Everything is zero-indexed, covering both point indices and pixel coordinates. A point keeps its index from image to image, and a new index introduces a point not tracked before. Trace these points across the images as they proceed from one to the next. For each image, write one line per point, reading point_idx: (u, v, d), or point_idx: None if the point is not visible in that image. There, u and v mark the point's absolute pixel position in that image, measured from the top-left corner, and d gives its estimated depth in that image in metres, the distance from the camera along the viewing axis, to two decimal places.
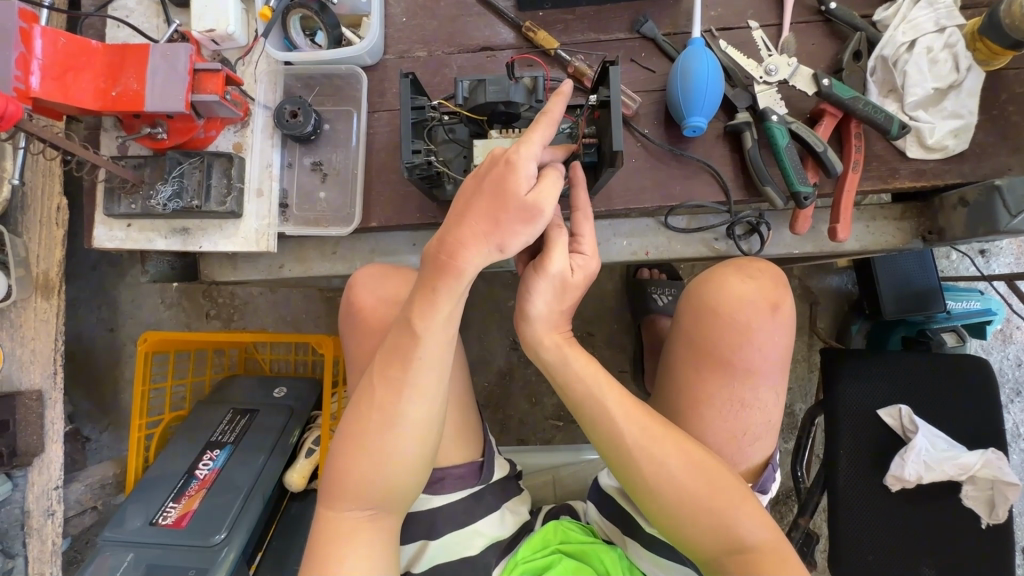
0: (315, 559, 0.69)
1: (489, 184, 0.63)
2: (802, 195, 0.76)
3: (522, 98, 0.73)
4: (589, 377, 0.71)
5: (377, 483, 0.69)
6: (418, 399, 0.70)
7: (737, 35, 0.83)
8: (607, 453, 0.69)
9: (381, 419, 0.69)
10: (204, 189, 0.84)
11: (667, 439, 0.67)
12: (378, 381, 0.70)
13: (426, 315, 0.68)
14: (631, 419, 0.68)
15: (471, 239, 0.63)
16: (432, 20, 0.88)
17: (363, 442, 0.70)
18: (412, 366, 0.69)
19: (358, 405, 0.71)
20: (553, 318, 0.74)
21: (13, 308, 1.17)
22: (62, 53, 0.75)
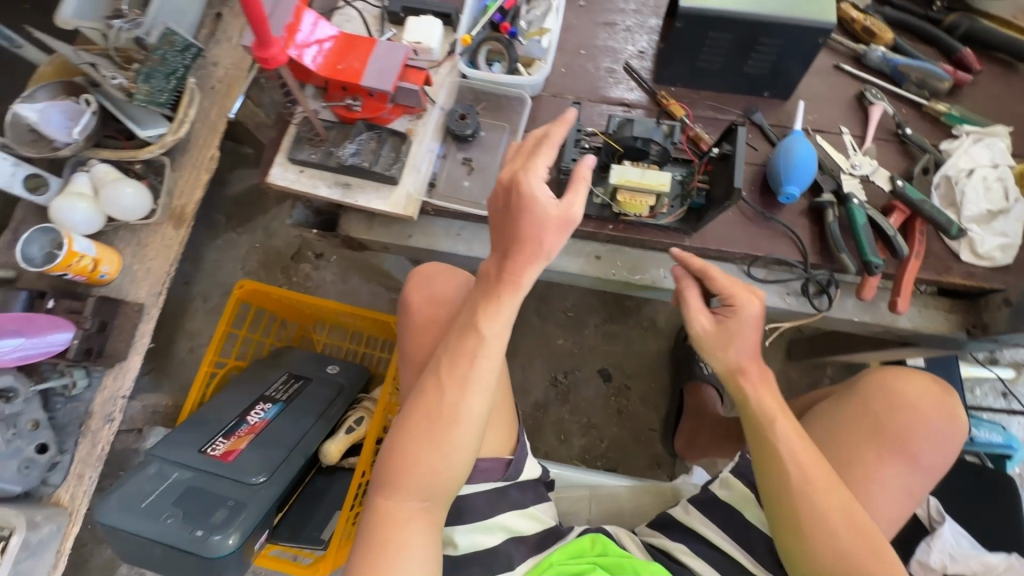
0: (371, 549, 0.77)
1: (512, 209, 0.81)
2: (874, 264, 0.90)
3: (659, 139, 0.92)
4: (771, 421, 0.80)
5: (443, 474, 0.79)
6: (477, 400, 0.80)
7: (829, 137, 1.03)
8: (766, 491, 0.79)
9: (450, 417, 0.79)
10: (376, 155, 1.02)
11: (834, 498, 0.75)
12: (444, 378, 0.80)
13: (491, 319, 0.81)
14: (794, 444, 0.78)
15: (531, 257, 0.80)
16: (585, 76, 1.11)
17: (436, 436, 0.79)
18: (476, 366, 0.80)
19: (422, 404, 0.80)
20: (729, 351, 0.85)
21: (147, 228, 1.33)
22: (316, 32, 0.97)
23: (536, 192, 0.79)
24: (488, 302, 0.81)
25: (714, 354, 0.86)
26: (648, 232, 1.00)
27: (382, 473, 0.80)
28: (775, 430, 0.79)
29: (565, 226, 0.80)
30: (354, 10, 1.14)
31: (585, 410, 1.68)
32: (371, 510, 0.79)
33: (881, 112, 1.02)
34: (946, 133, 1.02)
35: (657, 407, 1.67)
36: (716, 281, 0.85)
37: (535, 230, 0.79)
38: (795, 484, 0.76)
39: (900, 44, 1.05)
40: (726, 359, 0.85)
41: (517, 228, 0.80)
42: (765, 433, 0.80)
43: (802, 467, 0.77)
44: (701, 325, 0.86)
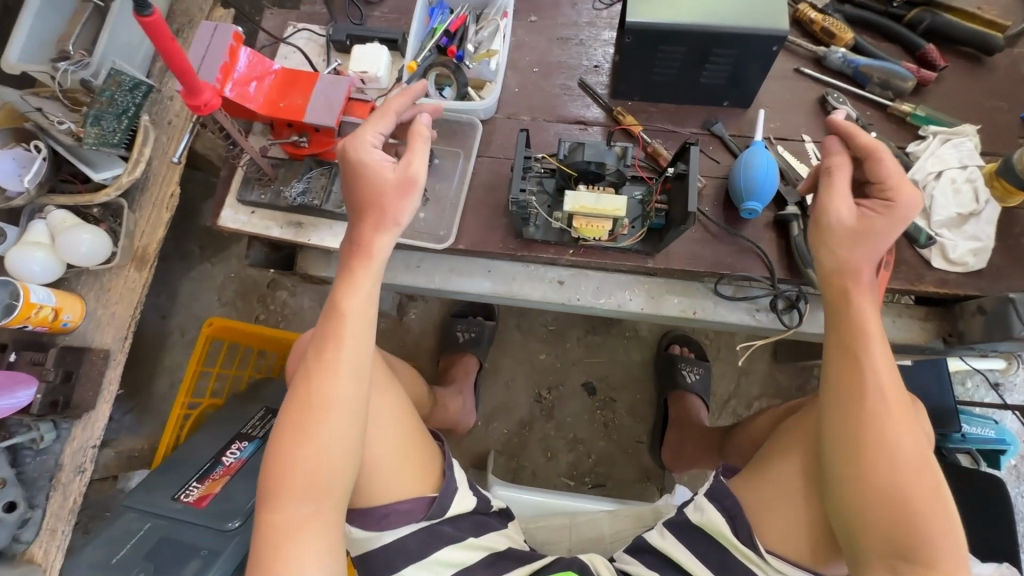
0: (262, 555, 0.76)
1: (356, 174, 0.81)
2: None
3: (612, 162, 0.88)
4: (865, 341, 0.76)
5: (320, 469, 0.77)
6: (345, 380, 0.79)
7: (792, 145, 1.00)
8: (829, 406, 0.76)
9: (319, 404, 0.78)
10: (326, 192, 0.99)
11: (904, 427, 0.73)
12: (308, 371, 0.80)
13: (349, 297, 0.81)
14: (886, 376, 0.74)
15: (380, 223, 0.80)
16: (539, 95, 1.07)
17: (305, 430, 0.78)
18: (336, 348, 0.79)
19: (293, 405, 0.79)
20: (857, 240, 0.77)
21: (108, 272, 1.31)
22: (253, 70, 0.93)
23: (373, 158, 0.80)
24: (343, 291, 0.80)
25: (832, 248, 0.78)
26: (609, 255, 0.97)
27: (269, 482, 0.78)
28: (868, 350, 0.75)
29: (408, 189, 0.80)
30: (299, 39, 1.11)
31: (570, 425, 1.65)
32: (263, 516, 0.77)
33: (845, 116, 0.99)
34: (913, 134, 0.99)
35: (644, 418, 1.65)
36: (878, 168, 0.77)
37: (374, 193, 0.79)
38: (872, 405, 0.73)
39: (862, 43, 1.01)
40: (839, 259, 0.78)
41: (357, 192, 0.80)
42: (860, 357, 0.75)
43: (884, 393, 0.74)
44: (836, 214, 0.77)
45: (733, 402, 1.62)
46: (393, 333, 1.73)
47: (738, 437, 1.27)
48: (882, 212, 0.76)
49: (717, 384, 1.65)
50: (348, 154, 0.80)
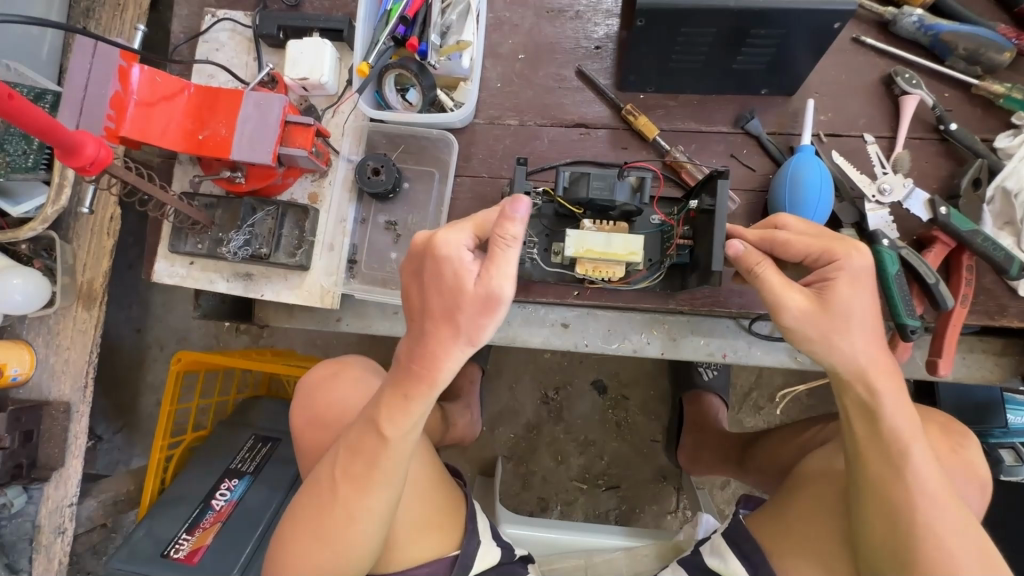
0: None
1: (426, 275, 0.58)
2: (909, 327, 0.70)
3: (625, 197, 0.69)
4: (903, 444, 0.59)
5: (339, 571, 0.68)
6: (375, 494, 0.66)
7: (848, 144, 0.79)
8: (862, 518, 0.60)
9: (346, 515, 0.66)
10: (275, 238, 0.82)
11: (970, 540, 0.57)
12: (340, 477, 0.66)
13: (395, 420, 0.63)
14: (931, 475, 0.58)
15: (447, 341, 0.57)
16: (528, 91, 0.86)
17: (328, 533, 0.67)
18: (378, 465, 0.64)
19: (312, 489, 0.69)
20: (834, 330, 0.57)
21: (53, 315, 1.16)
22: (158, 92, 0.73)
23: (452, 257, 0.56)
24: (383, 397, 0.63)
25: (819, 344, 0.58)
26: (621, 296, 0.81)
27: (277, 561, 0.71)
28: (911, 453, 0.59)
29: (490, 307, 0.56)
30: (221, 33, 0.88)
31: (581, 427, 1.55)
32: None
33: (918, 103, 0.78)
34: (1002, 121, 0.78)
35: (659, 415, 1.55)
36: (791, 246, 0.61)
37: (446, 305, 0.56)
38: (924, 522, 0.57)
39: (944, 0, 0.77)
40: (847, 352, 0.58)
41: (430, 297, 0.57)
42: (894, 453, 0.59)
43: (934, 500, 0.58)
44: (795, 305, 0.58)
45: (755, 395, 1.51)
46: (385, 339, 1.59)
47: (758, 451, 1.10)
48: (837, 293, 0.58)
49: (737, 376, 1.53)
50: (423, 245, 0.58)
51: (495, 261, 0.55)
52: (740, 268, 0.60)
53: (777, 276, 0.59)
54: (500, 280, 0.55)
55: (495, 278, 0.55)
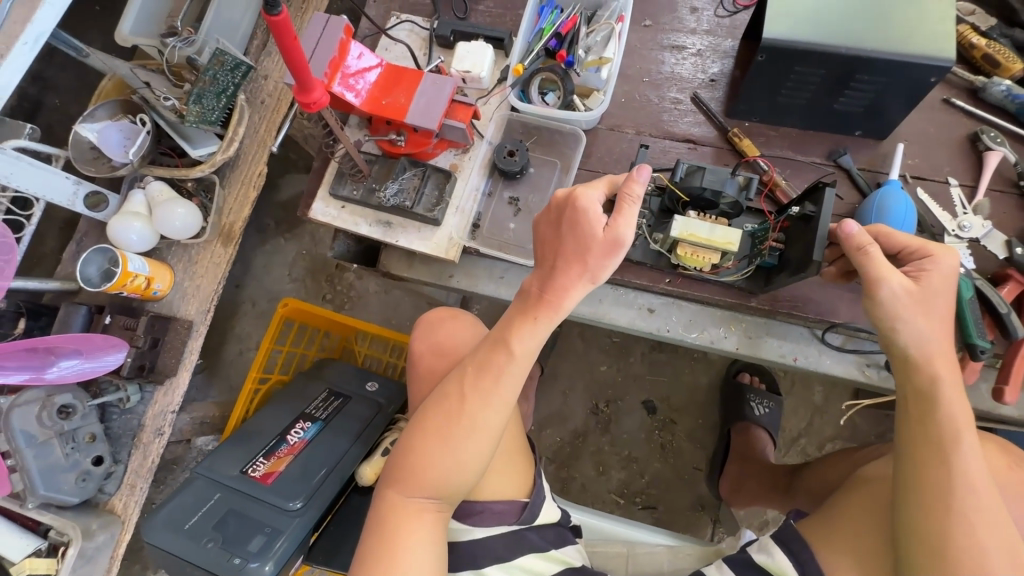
0: (385, 529, 0.77)
1: (563, 224, 0.74)
2: (979, 347, 0.77)
3: (732, 192, 0.81)
4: (953, 434, 0.67)
5: (451, 478, 0.77)
6: (496, 403, 0.76)
7: (932, 186, 0.89)
8: (904, 499, 0.68)
9: (468, 424, 0.76)
10: (418, 194, 0.97)
11: (1001, 532, 0.63)
12: (466, 390, 0.77)
13: (524, 337, 0.75)
14: (976, 466, 0.66)
15: (575, 274, 0.73)
16: (647, 108, 1.01)
17: (449, 439, 0.76)
18: (501, 379, 0.76)
19: (437, 402, 0.79)
20: (925, 307, 0.70)
21: (197, 246, 1.35)
22: (359, 62, 0.90)
23: (589, 210, 0.72)
24: (518, 319, 0.76)
25: (907, 318, 0.70)
26: (707, 287, 0.91)
27: (395, 467, 0.79)
28: (959, 445, 0.67)
29: (612, 251, 0.72)
30: (402, 32, 1.08)
31: (626, 442, 1.60)
32: (390, 484, 0.80)
33: (1000, 159, 0.87)
34: None
35: (704, 444, 1.58)
36: (889, 238, 0.75)
37: (579, 245, 0.72)
38: (959, 506, 0.64)
39: None
40: (921, 335, 0.70)
41: (565, 239, 0.74)
42: (945, 441, 0.67)
43: (977, 490, 0.65)
44: (900, 281, 0.70)
45: (803, 441, 1.53)
46: None
47: (806, 476, 1.17)
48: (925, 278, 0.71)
49: (787, 419, 1.56)
50: (564, 200, 0.75)
51: (622, 214, 0.72)
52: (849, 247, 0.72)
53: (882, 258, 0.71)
54: (620, 231, 0.72)
55: (616, 229, 0.72)
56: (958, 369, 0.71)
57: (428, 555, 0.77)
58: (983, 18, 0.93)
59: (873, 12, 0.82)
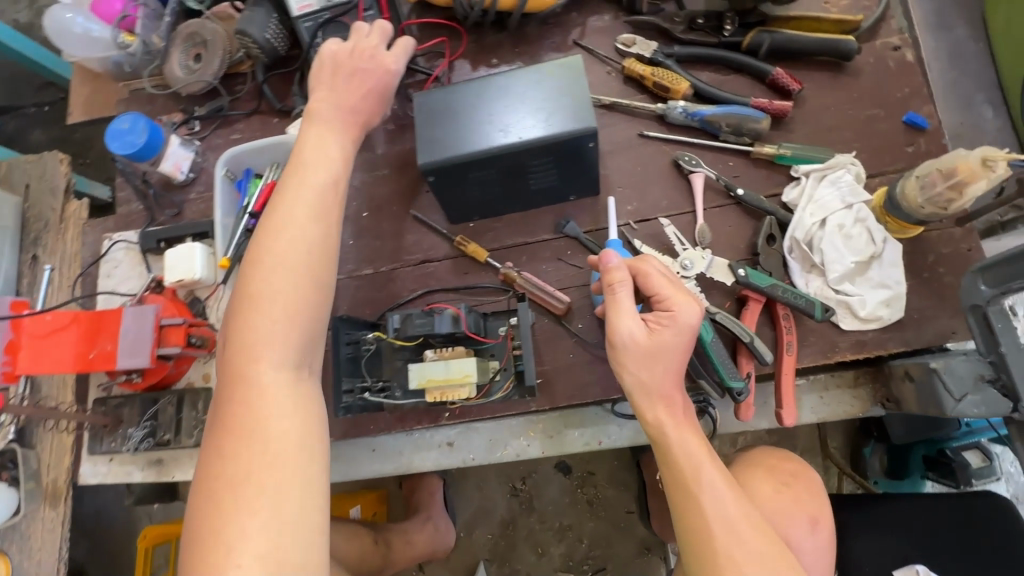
0: (223, 481, 0.58)
1: (344, 75, 0.81)
2: (736, 389, 0.74)
3: (449, 328, 0.77)
4: (696, 471, 0.65)
5: (273, 430, 0.61)
6: (285, 284, 0.66)
7: (652, 228, 0.87)
8: (687, 559, 0.64)
9: (256, 336, 0.64)
10: (176, 424, 0.91)
11: (768, 560, 0.61)
12: (237, 343, 0.65)
13: (272, 235, 0.68)
14: (728, 505, 0.63)
15: (349, 97, 0.80)
16: (376, 241, 0.96)
17: (243, 394, 0.63)
18: (264, 293, 0.66)
19: (234, 333, 0.65)
20: (642, 356, 0.66)
21: (23, 521, 1.24)
22: (48, 326, 0.85)
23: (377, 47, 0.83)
24: (274, 228, 0.69)
25: (632, 369, 0.67)
26: (487, 408, 0.86)
27: (225, 421, 0.62)
28: (703, 484, 0.64)
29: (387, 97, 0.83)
30: (118, 254, 1.03)
31: (554, 513, 1.54)
32: (224, 416, 0.62)
33: (704, 178, 0.87)
34: (786, 174, 0.85)
35: (628, 484, 1.53)
36: (652, 279, 0.69)
37: (368, 91, 0.82)
38: (723, 550, 0.61)
39: (702, 88, 0.88)
40: (645, 380, 0.67)
41: (349, 99, 0.80)
42: (691, 493, 0.64)
43: (735, 532, 0.62)
44: (630, 330, 0.66)
45: None
46: None
47: None
48: (666, 326, 0.66)
49: None
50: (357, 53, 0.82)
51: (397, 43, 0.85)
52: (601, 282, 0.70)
53: (626, 300, 0.67)
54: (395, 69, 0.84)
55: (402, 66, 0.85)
56: (687, 411, 0.69)
57: (309, 438, 0.63)
58: (645, 45, 0.92)
59: (525, 96, 0.80)
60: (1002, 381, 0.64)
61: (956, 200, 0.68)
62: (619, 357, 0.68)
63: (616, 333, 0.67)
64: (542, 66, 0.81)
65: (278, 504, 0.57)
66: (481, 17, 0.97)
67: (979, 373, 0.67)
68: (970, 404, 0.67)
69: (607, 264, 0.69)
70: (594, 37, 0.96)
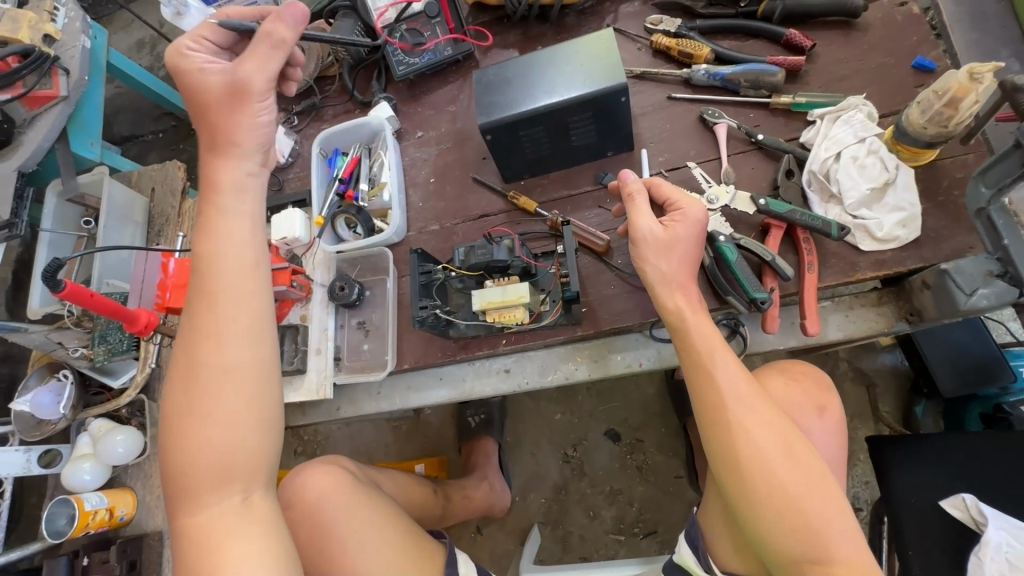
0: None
1: (201, 118, 0.79)
2: (760, 299, 0.83)
3: (506, 255, 0.91)
4: (710, 354, 0.79)
5: (230, 565, 0.70)
6: (222, 421, 0.73)
7: (682, 174, 0.99)
8: (704, 427, 0.77)
9: (198, 473, 0.73)
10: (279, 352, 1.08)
11: (774, 430, 0.74)
12: (184, 488, 0.74)
13: (201, 383, 0.74)
14: (735, 375, 0.77)
15: (211, 152, 0.79)
16: (442, 202, 1.13)
17: (196, 534, 0.73)
18: (198, 454, 0.73)
19: (178, 476, 0.74)
20: (660, 245, 0.82)
21: (146, 461, 1.46)
22: (188, 268, 1.05)
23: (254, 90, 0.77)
24: (196, 378, 0.75)
25: (653, 261, 0.83)
26: (539, 333, 0.98)
27: (187, 554, 0.72)
28: (716, 363, 0.78)
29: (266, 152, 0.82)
30: (232, 222, 1.25)
31: (604, 478, 1.61)
32: (187, 547, 0.73)
33: (727, 128, 0.98)
34: (804, 121, 0.95)
35: (675, 451, 1.59)
36: (663, 190, 0.87)
37: (204, 105, 0.78)
38: (736, 420, 0.74)
39: (722, 52, 1.00)
40: (664, 272, 0.83)
41: (201, 120, 0.79)
42: (704, 365, 0.79)
43: (741, 398, 0.76)
44: (648, 226, 0.83)
45: None
46: (415, 434, 1.77)
47: None
48: (680, 221, 0.83)
49: None
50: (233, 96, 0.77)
51: (251, 60, 0.76)
52: (623, 194, 0.87)
53: (644, 204, 0.85)
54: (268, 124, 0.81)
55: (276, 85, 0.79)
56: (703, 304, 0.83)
57: (264, 549, 0.72)
58: (670, 22, 1.06)
59: (561, 67, 0.95)
60: (1011, 273, 0.70)
61: (954, 117, 0.75)
62: (641, 251, 0.84)
63: (639, 228, 0.84)
64: (573, 41, 0.96)
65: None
66: (527, 11, 1.15)
67: (988, 269, 0.73)
68: (981, 297, 0.73)
69: (626, 180, 0.87)
70: (625, 21, 1.11)
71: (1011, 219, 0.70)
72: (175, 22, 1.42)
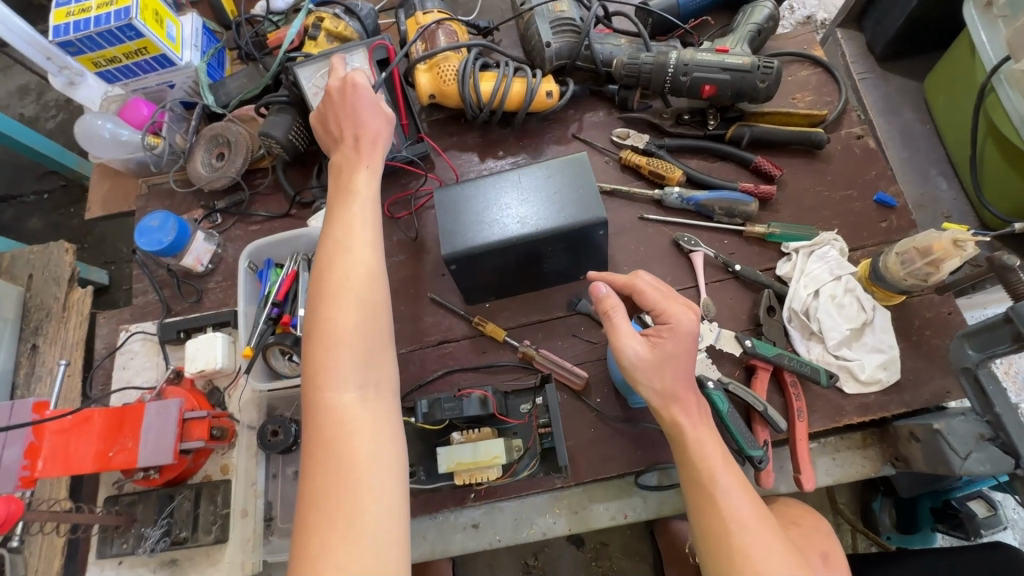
0: (316, 538, 0.54)
1: (346, 104, 0.77)
2: (756, 457, 0.78)
3: (476, 409, 0.80)
4: (711, 473, 0.69)
5: (345, 439, 0.58)
6: (359, 284, 0.64)
7: None
8: (705, 556, 0.67)
9: (330, 339, 0.61)
10: (193, 519, 0.89)
11: (783, 561, 0.63)
12: (309, 368, 0.61)
13: (340, 265, 0.65)
14: (738, 497, 0.67)
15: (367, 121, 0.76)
16: (395, 323, 0.99)
17: (317, 385, 0.60)
18: (325, 326, 0.62)
19: (310, 343, 0.62)
20: (651, 369, 0.71)
21: None
22: (69, 426, 0.80)
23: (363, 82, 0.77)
24: (334, 255, 0.66)
25: (644, 383, 0.72)
26: (513, 487, 0.86)
27: (312, 445, 0.59)
28: (717, 485, 0.68)
29: (376, 141, 0.76)
30: (135, 343, 1.04)
31: None
32: (313, 438, 0.59)
33: (704, 256, 0.94)
34: (778, 251, 0.93)
35: (643, 555, 1.50)
36: (645, 295, 0.73)
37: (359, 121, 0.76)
38: (737, 545, 0.64)
39: (694, 175, 0.97)
40: (660, 390, 0.71)
41: (344, 118, 0.77)
42: (702, 483, 0.69)
43: (746, 525, 0.65)
44: (633, 350, 0.71)
45: None
46: None
47: None
48: (669, 336, 0.70)
49: None
50: (338, 86, 0.78)
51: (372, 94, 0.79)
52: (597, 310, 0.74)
53: (624, 323, 0.72)
54: (381, 107, 0.79)
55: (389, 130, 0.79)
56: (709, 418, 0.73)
57: (382, 452, 0.58)
58: (639, 138, 1.02)
59: (536, 190, 0.87)
60: (1002, 439, 0.69)
61: (934, 273, 0.76)
62: (633, 379, 0.73)
63: (624, 355, 0.71)
64: (549, 162, 0.89)
65: (355, 551, 0.52)
66: (488, 117, 1.06)
67: (979, 432, 0.72)
68: (976, 462, 0.70)
69: (600, 293, 0.73)
70: (591, 131, 1.06)
71: (999, 384, 0.70)
72: (68, 93, 1.20)
